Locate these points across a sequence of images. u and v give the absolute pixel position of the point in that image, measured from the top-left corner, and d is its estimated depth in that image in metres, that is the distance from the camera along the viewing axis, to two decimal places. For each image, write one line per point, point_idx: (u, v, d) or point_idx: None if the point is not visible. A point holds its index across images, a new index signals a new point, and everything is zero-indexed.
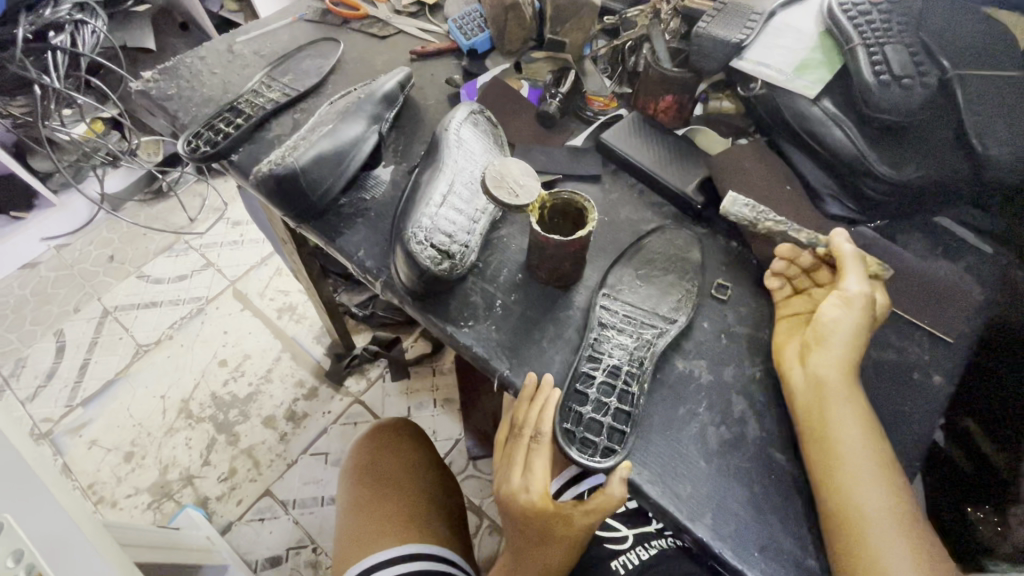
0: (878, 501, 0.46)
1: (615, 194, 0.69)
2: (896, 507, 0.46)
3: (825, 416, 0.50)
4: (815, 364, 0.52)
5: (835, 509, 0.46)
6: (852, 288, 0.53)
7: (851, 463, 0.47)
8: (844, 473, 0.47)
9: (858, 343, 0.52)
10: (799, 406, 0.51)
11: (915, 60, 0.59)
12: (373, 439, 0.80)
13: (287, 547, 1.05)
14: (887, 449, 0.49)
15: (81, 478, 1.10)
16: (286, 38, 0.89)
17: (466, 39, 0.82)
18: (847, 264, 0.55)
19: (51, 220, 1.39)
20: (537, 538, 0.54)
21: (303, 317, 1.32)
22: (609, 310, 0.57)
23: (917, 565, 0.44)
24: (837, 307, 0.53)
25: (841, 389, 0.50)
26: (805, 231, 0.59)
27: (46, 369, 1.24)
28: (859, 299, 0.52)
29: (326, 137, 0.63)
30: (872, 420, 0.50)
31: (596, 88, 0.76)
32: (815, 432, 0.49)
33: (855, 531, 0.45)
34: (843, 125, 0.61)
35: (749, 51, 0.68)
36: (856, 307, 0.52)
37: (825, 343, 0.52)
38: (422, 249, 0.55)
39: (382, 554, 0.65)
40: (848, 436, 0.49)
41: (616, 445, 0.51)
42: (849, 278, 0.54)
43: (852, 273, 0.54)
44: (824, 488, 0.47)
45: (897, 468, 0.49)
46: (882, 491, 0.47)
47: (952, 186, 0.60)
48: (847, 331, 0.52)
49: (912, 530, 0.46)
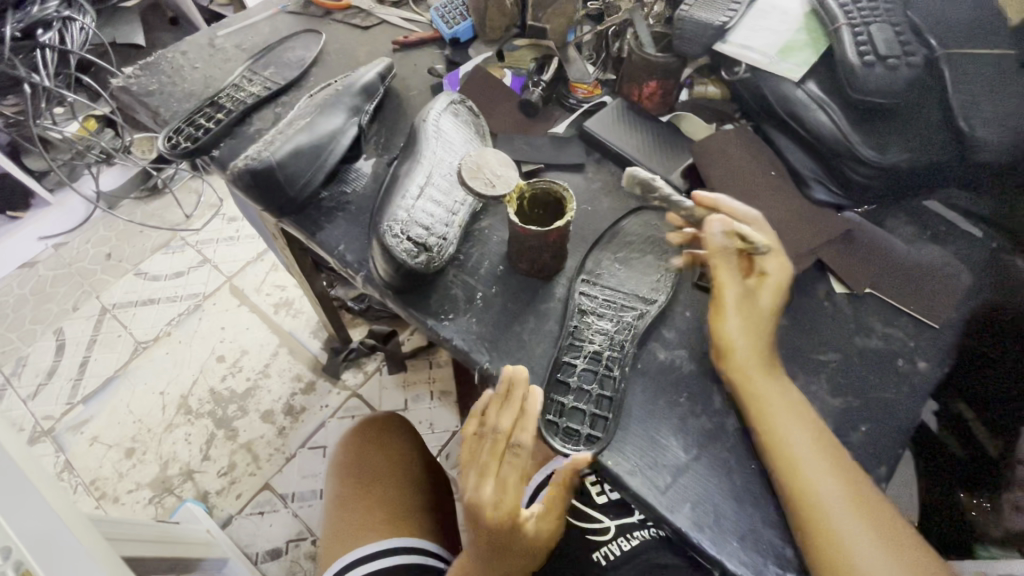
0: (832, 483, 0.47)
1: (598, 183, 0.68)
2: (846, 485, 0.47)
3: (765, 414, 0.50)
4: (743, 359, 0.52)
5: (792, 493, 0.47)
6: (724, 296, 0.52)
7: (797, 449, 0.48)
8: (791, 464, 0.48)
9: (748, 351, 0.52)
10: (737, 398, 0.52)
11: (901, 39, 0.57)
12: (361, 434, 0.81)
13: (287, 540, 1.06)
14: (826, 430, 0.50)
15: (83, 474, 1.12)
16: (268, 30, 0.88)
17: (449, 28, 0.80)
18: (716, 264, 0.53)
19: (48, 219, 1.38)
20: (499, 544, 0.51)
21: (299, 312, 1.32)
22: (589, 295, 0.57)
23: (871, 537, 0.45)
24: (718, 316, 0.53)
25: (769, 379, 0.52)
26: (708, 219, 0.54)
27: (46, 367, 1.24)
28: (732, 306, 0.52)
29: (303, 131, 0.62)
30: (807, 404, 0.51)
31: (579, 75, 0.75)
32: (759, 421, 0.50)
33: (814, 520, 0.46)
34: (827, 108, 0.60)
35: (733, 34, 0.68)
36: (734, 315, 0.52)
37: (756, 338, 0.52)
38: (398, 242, 0.54)
39: (365, 548, 0.67)
40: (793, 428, 0.49)
41: (599, 433, 0.51)
42: (718, 285, 0.53)
43: (723, 278, 0.53)
44: (778, 474, 0.48)
45: (838, 446, 0.50)
46: (830, 473, 0.47)
47: (943, 169, 0.58)
48: (734, 345, 0.52)
49: (864, 505, 0.47)
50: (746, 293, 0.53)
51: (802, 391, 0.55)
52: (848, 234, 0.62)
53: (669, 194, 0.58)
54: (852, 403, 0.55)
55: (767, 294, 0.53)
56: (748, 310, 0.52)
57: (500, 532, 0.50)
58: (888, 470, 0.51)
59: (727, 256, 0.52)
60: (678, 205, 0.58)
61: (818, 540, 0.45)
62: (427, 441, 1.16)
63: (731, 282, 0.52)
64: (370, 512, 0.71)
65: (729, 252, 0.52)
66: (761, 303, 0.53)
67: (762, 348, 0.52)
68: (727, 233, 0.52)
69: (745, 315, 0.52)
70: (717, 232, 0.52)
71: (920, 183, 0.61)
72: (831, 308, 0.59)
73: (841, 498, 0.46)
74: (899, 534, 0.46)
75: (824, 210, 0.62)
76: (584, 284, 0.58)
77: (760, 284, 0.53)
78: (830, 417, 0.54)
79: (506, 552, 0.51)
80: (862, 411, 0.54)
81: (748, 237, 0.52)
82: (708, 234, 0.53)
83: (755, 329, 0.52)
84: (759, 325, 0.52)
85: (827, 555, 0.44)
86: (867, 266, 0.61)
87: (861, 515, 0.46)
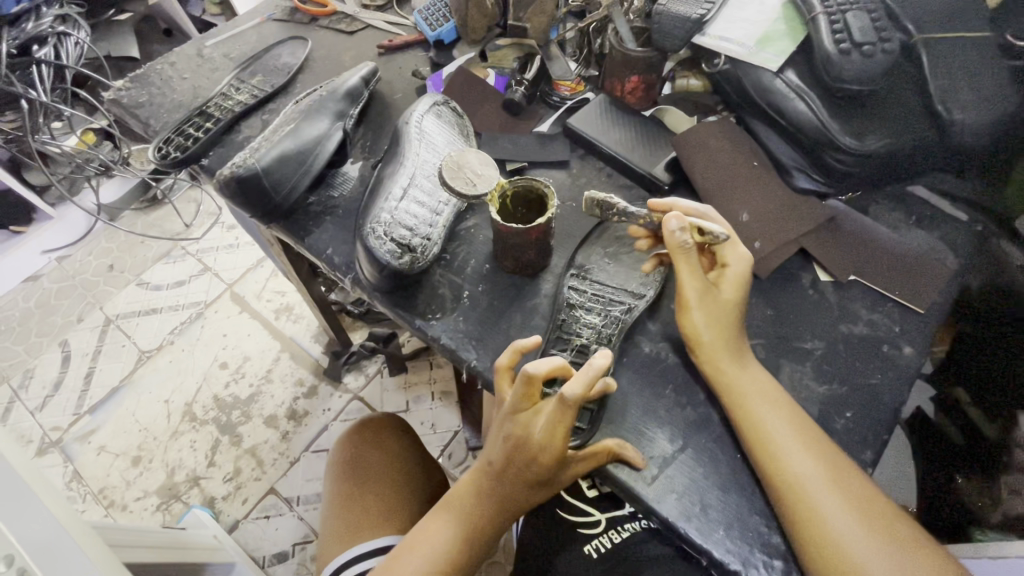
0: (808, 458, 0.47)
1: (583, 178, 0.69)
2: (824, 462, 0.47)
3: (740, 398, 0.50)
4: (713, 347, 0.52)
5: (774, 477, 0.47)
6: (686, 293, 0.52)
7: (774, 432, 0.49)
8: (765, 443, 0.48)
9: (717, 344, 0.52)
10: (719, 385, 0.52)
11: (876, 25, 0.57)
12: (358, 434, 0.82)
13: (294, 543, 1.07)
14: (800, 412, 0.50)
15: (92, 483, 1.13)
16: (255, 39, 0.88)
17: (432, 30, 0.81)
18: (677, 261, 0.52)
19: (51, 232, 1.40)
20: (516, 484, 0.51)
21: (300, 317, 1.33)
22: (578, 290, 0.58)
23: (854, 513, 0.45)
24: (683, 311, 0.53)
25: (737, 362, 0.52)
26: (646, 217, 0.54)
27: (53, 379, 1.26)
28: (694, 301, 0.52)
29: (288, 137, 0.63)
30: (780, 389, 0.52)
31: (561, 72, 0.75)
32: (738, 407, 0.50)
33: (792, 497, 0.46)
34: (806, 97, 0.61)
35: (711, 26, 0.68)
36: (698, 309, 0.52)
37: (725, 323, 0.52)
38: (382, 243, 0.55)
39: (362, 546, 0.68)
40: (767, 409, 0.50)
41: (583, 424, 0.52)
42: (679, 283, 0.52)
43: (684, 275, 0.52)
44: (758, 456, 0.48)
45: (812, 425, 0.50)
46: (806, 452, 0.48)
47: (923, 150, 0.59)
48: (702, 339, 0.52)
49: (845, 481, 0.47)
50: (707, 287, 0.52)
51: (788, 380, 0.55)
52: (832, 222, 0.62)
53: (625, 208, 0.54)
54: (837, 390, 0.55)
55: (728, 287, 0.53)
56: (712, 304, 0.52)
57: (522, 472, 0.50)
58: (874, 456, 0.52)
59: (686, 253, 0.51)
60: (637, 217, 0.54)
61: (799, 515, 0.45)
62: (429, 441, 1.16)
63: (691, 279, 0.52)
64: (367, 513, 0.72)
65: (687, 249, 0.51)
66: (723, 295, 0.53)
67: (731, 339, 0.52)
68: (685, 229, 0.51)
69: (709, 308, 0.52)
70: (675, 229, 0.51)
71: (903, 174, 0.63)
72: (816, 297, 0.60)
73: (818, 472, 0.47)
74: (875, 504, 0.46)
75: (807, 199, 0.63)
76: (573, 279, 0.59)
77: (721, 276, 0.54)
78: (816, 405, 0.54)
79: (517, 498, 0.52)
80: (848, 398, 0.54)
81: (706, 231, 0.52)
82: (666, 233, 0.51)
83: (720, 321, 0.52)
84: (724, 318, 0.52)
85: (813, 537, 0.44)
86: (854, 253, 0.61)
87: (840, 490, 0.46)
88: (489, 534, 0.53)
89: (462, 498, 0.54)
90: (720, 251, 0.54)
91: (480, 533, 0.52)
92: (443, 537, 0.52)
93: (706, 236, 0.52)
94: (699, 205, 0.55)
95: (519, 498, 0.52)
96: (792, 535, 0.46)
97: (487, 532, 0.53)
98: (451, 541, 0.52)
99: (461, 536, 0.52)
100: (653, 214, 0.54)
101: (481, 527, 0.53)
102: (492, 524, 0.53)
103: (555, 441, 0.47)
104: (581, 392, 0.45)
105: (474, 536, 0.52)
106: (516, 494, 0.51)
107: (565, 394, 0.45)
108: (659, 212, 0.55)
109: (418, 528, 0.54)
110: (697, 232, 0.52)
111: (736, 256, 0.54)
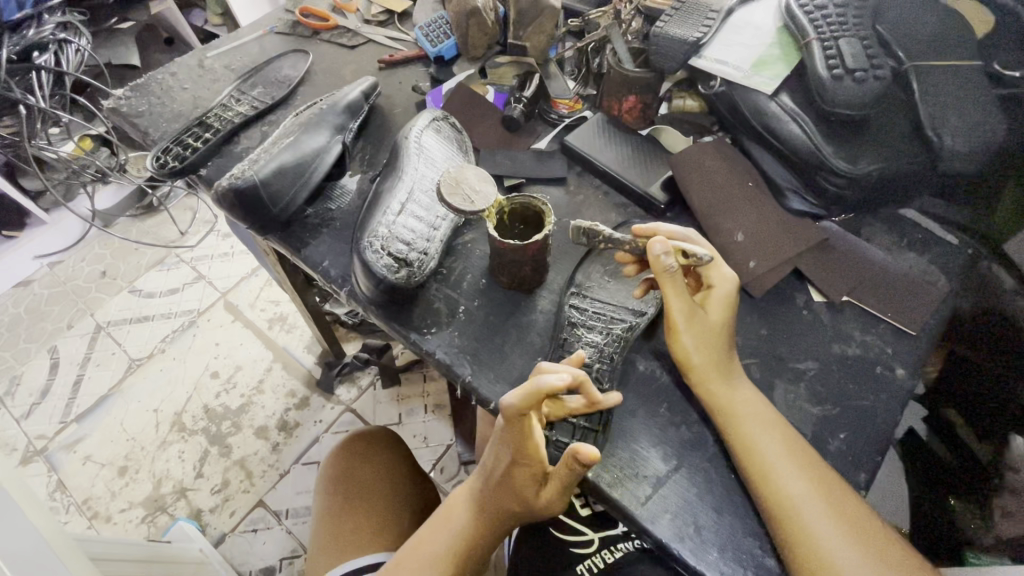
0: (800, 479, 0.47)
1: (580, 195, 0.70)
2: (817, 484, 0.47)
3: (735, 418, 0.50)
4: (702, 370, 0.52)
5: (770, 500, 0.47)
6: (673, 317, 0.52)
7: (767, 454, 0.48)
8: (759, 463, 0.48)
9: (706, 366, 0.52)
10: (716, 408, 0.51)
11: (869, 51, 0.60)
12: (348, 447, 0.81)
13: (281, 557, 1.05)
14: (795, 435, 0.50)
15: (75, 494, 1.11)
16: (257, 51, 0.89)
17: (433, 46, 0.82)
18: (663, 285, 0.52)
19: (43, 237, 1.39)
20: (501, 492, 0.51)
21: (293, 327, 1.32)
22: (579, 308, 0.58)
23: (849, 537, 0.45)
24: (672, 334, 0.53)
25: (730, 385, 0.52)
26: (630, 242, 0.54)
27: (41, 386, 1.24)
28: (682, 325, 0.52)
29: (288, 149, 0.63)
30: (774, 413, 0.51)
31: (560, 91, 0.76)
32: (733, 428, 0.50)
33: (786, 518, 0.46)
34: (800, 120, 0.62)
35: (708, 49, 0.69)
36: (686, 333, 0.52)
37: (712, 343, 0.52)
38: (378, 257, 0.56)
39: (349, 563, 0.67)
40: (761, 432, 0.50)
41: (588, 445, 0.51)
42: (668, 308, 0.52)
43: (670, 298, 0.52)
44: (754, 480, 0.48)
45: (806, 448, 0.50)
46: (800, 475, 0.47)
47: (915, 175, 0.60)
48: (692, 362, 0.52)
49: (840, 505, 0.46)
50: (693, 311, 0.52)
51: (782, 401, 0.56)
52: (825, 242, 0.63)
53: (611, 235, 0.54)
54: (831, 411, 0.55)
55: (715, 307, 0.53)
56: (699, 326, 0.52)
57: (504, 477, 0.50)
58: (869, 478, 0.52)
59: (672, 277, 0.51)
60: (622, 244, 0.54)
61: (793, 536, 0.45)
62: (421, 454, 1.15)
63: (678, 302, 0.52)
64: (357, 530, 0.71)
65: (673, 272, 0.51)
66: (711, 316, 0.53)
67: (721, 359, 0.52)
68: (670, 253, 0.50)
69: (698, 331, 0.52)
70: (660, 253, 0.50)
71: (895, 197, 0.64)
72: (810, 317, 0.60)
73: (811, 493, 0.47)
74: (869, 525, 0.46)
75: (801, 219, 0.64)
76: (573, 297, 0.59)
77: (708, 297, 0.54)
78: (810, 426, 0.54)
79: (504, 508, 0.51)
80: (841, 419, 0.55)
81: (691, 254, 0.52)
82: (652, 257, 0.51)
83: (710, 344, 0.52)
84: (714, 339, 0.52)
85: (808, 561, 0.44)
86: (846, 275, 0.61)
87: (835, 513, 0.46)
88: (482, 544, 0.53)
89: (456, 506, 0.54)
90: (705, 274, 0.54)
91: (473, 544, 0.52)
92: (441, 542, 0.53)
93: (691, 259, 0.52)
94: (680, 228, 0.55)
95: (504, 511, 0.51)
96: (787, 556, 0.45)
97: (481, 543, 0.53)
98: (445, 549, 0.52)
99: (454, 547, 0.52)
100: (637, 240, 0.54)
101: (477, 536, 0.53)
102: (488, 535, 0.53)
103: (515, 445, 0.47)
104: (518, 401, 0.44)
105: (469, 547, 0.52)
106: (502, 502, 0.51)
107: (502, 402, 0.45)
108: (643, 237, 0.54)
109: (418, 534, 0.55)
110: (681, 253, 0.53)
111: (721, 275, 0.54)
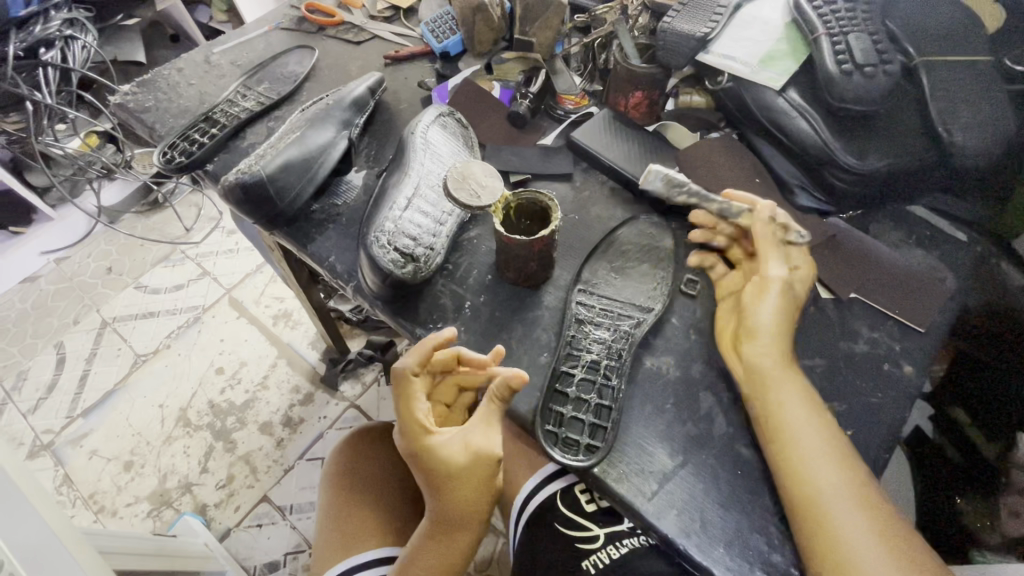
0: (830, 470, 0.47)
1: (586, 192, 0.69)
2: (848, 476, 0.47)
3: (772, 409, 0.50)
4: (767, 349, 0.52)
5: (794, 489, 0.47)
6: (772, 280, 0.54)
7: (799, 444, 0.48)
8: (787, 450, 0.48)
9: (780, 342, 0.52)
10: (751, 393, 0.52)
11: (878, 47, 0.60)
12: (351, 444, 0.81)
13: (285, 552, 1.05)
14: (835, 429, 0.49)
15: (82, 487, 1.12)
16: (262, 47, 0.89)
17: (438, 42, 0.82)
18: (763, 246, 0.56)
19: (50, 233, 1.39)
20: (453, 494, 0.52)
21: (298, 323, 1.32)
22: (586, 305, 0.58)
23: (872, 527, 0.45)
24: (755, 303, 0.54)
25: (778, 375, 0.51)
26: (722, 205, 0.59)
27: (47, 381, 1.25)
28: (778, 290, 0.54)
29: (294, 145, 0.63)
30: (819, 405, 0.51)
31: (566, 86, 0.77)
32: (767, 416, 0.50)
33: (808, 508, 0.46)
34: (808, 116, 0.62)
35: (715, 44, 0.69)
36: (774, 302, 0.53)
37: (789, 322, 0.54)
38: (385, 252, 0.56)
39: (358, 557, 0.68)
40: (803, 422, 0.49)
41: (598, 442, 0.51)
42: (766, 270, 0.55)
43: (771, 260, 0.55)
44: (781, 468, 0.48)
45: (843, 439, 0.49)
46: (831, 466, 0.47)
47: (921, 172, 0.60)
48: (763, 337, 0.52)
49: (866, 498, 0.46)
50: (789, 281, 0.55)
51: None
52: (832, 240, 0.63)
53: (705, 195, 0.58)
54: (837, 409, 0.55)
55: (801, 287, 0.56)
56: (788, 299, 0.54)
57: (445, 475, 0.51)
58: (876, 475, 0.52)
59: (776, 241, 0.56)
60: (717, 203, 0.58)
61: (815, 526, 0.45)
62: None
63: (778, 266, 0.55)
64: (364, 523, 0.72)
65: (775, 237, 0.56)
66: (798, 293, 0.55)
67: (788, 341, 0.53)
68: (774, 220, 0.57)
69: (787, 303, 0.54)
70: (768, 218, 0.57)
71: (905, 191, 0.64)
72: (816, 314, 0.60)
73: (840, 485, 0.46)
74: (892, 519, 0.46)
75: (808, 215, 0.64)
76: (580, 293, 0.59)
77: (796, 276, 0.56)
78: None
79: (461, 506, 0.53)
80: (848, 416, 0.55)
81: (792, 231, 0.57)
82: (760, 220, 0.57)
83: (786, 320, 0.54)
84: (789, 315, 0.54)
85: (829, 550, 0.44)
86: (855, 271, 0.61)
87: (862, 504, 0.46)
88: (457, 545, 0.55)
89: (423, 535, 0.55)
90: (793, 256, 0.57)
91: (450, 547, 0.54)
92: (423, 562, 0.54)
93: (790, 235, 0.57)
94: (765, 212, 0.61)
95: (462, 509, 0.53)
96: (805, 549, 0.45)
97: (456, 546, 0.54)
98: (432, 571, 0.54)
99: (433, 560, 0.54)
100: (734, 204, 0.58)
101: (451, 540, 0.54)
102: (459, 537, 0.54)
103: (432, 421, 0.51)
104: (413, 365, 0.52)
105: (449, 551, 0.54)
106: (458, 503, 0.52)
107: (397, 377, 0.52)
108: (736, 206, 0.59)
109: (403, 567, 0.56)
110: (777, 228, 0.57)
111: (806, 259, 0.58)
